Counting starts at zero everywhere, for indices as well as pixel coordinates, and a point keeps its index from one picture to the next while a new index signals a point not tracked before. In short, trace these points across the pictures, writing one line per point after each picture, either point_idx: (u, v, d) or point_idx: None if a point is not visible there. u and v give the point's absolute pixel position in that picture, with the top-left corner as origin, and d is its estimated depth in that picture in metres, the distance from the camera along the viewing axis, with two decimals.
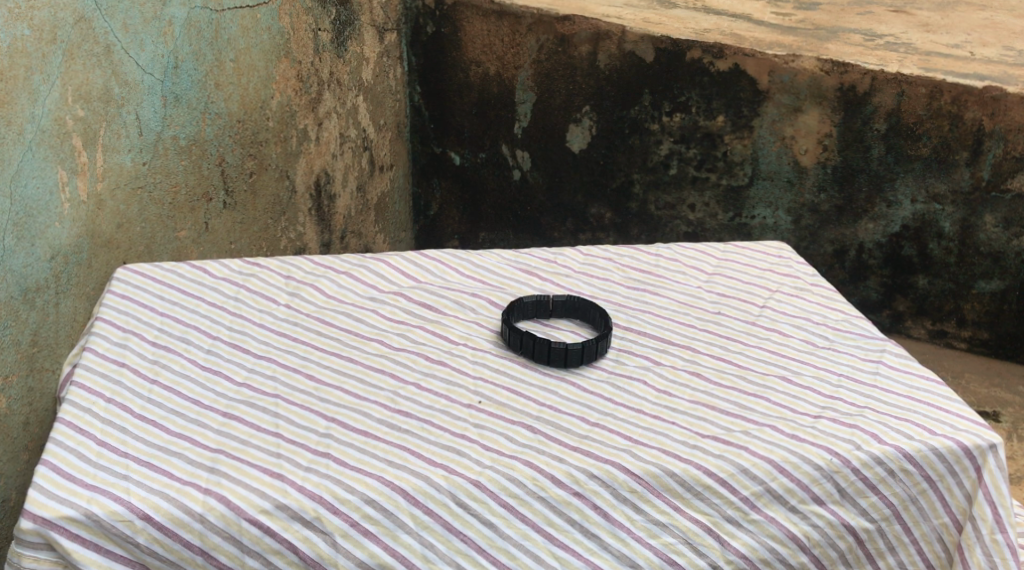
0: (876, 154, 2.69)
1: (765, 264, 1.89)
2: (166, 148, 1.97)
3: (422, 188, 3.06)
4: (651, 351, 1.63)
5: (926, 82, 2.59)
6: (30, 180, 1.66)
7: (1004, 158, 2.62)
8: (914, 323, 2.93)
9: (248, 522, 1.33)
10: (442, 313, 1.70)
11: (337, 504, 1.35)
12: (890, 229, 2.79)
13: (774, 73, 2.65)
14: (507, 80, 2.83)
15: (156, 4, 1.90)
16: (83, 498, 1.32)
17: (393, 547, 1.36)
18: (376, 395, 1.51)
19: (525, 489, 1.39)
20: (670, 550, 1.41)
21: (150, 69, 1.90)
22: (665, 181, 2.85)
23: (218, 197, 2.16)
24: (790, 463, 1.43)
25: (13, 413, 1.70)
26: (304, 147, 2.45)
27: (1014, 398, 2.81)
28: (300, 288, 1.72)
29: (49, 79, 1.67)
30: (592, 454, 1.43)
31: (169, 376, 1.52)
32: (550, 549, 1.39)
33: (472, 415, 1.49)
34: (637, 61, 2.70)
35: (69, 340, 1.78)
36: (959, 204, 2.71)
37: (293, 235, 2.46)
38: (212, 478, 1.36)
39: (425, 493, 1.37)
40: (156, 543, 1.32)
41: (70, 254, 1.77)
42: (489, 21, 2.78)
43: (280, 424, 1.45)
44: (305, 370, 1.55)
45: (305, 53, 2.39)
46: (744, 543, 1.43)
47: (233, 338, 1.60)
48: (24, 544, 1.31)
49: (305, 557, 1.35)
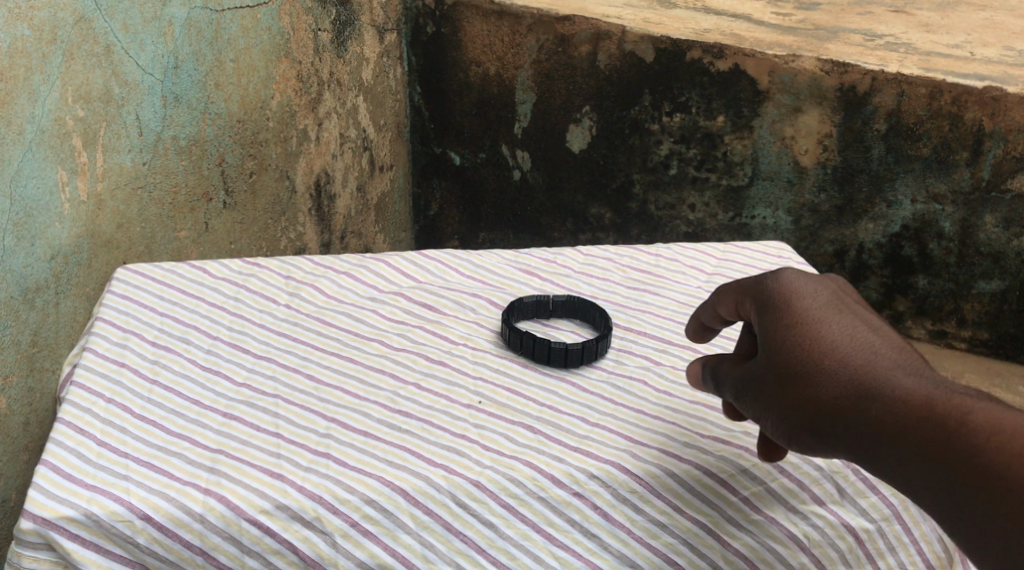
0: (877, 154, 2.68)
1: (765, 264, 1.89)
2: (166, 148, 1.97)
3: (422, 187, 3.06)
4: (652, 351, 1.63)
5: (927, 83, 2.58)
6: (30, 180, 1.66)
7: (1005, 158, 2.62)
8: (914, 324, 2.93)
9: (248, 521, 1.33)
10: (442, 313, 1.70)
11: (337, 504, 1.36)
12: (890, 229, 2.79)
13: (774, 73, 2.64)
14: (507, 80, 2.83)
15: (156, 4, 1.90)
16: (82, 498, 1.33)
17: (393, 547, 1.36)
18: (376, 395, 1.51)
19: (525, 489, 1.40)
20: (670, 550, 1.40)
21: (149, 69, 1.90)
22: (665, 181, 2.85)
23: (218, 197, 2.16)
24: (789, 464, 1.45)
25: (13, 413, 1.70)
26: (304, 147, 2.45)
27: (1014, 398, 2.81)
28: (300, 288, 1.72)
29: (49, 79, 1.67)
30: (592, 454, 1.44)
31: (169, 376, 1.52)
32: (551, 549, 1.38)
33: (472, 415, 1.49)
34: (637, 61, 2.69)
35: (69, 340, 1.78)
36: (959, 204, 2.71)
37: (293, 235, 2.47)
38: (212, 478, 1.36)
39: (425, 493, 1.38)
40: (156, 544, 1.32)
41: (70, 254, 1.77)
42: (489, 21, 2.77)
43: (280, 423, 1.45)
44: (305, 370, 1.55)
45: (305, 53, 2.39)
46: (744, 543, 1.40)
47: (233, 338, 1.60)
48: (23, 544, 1.31)
49: (305, 557, 1.34)
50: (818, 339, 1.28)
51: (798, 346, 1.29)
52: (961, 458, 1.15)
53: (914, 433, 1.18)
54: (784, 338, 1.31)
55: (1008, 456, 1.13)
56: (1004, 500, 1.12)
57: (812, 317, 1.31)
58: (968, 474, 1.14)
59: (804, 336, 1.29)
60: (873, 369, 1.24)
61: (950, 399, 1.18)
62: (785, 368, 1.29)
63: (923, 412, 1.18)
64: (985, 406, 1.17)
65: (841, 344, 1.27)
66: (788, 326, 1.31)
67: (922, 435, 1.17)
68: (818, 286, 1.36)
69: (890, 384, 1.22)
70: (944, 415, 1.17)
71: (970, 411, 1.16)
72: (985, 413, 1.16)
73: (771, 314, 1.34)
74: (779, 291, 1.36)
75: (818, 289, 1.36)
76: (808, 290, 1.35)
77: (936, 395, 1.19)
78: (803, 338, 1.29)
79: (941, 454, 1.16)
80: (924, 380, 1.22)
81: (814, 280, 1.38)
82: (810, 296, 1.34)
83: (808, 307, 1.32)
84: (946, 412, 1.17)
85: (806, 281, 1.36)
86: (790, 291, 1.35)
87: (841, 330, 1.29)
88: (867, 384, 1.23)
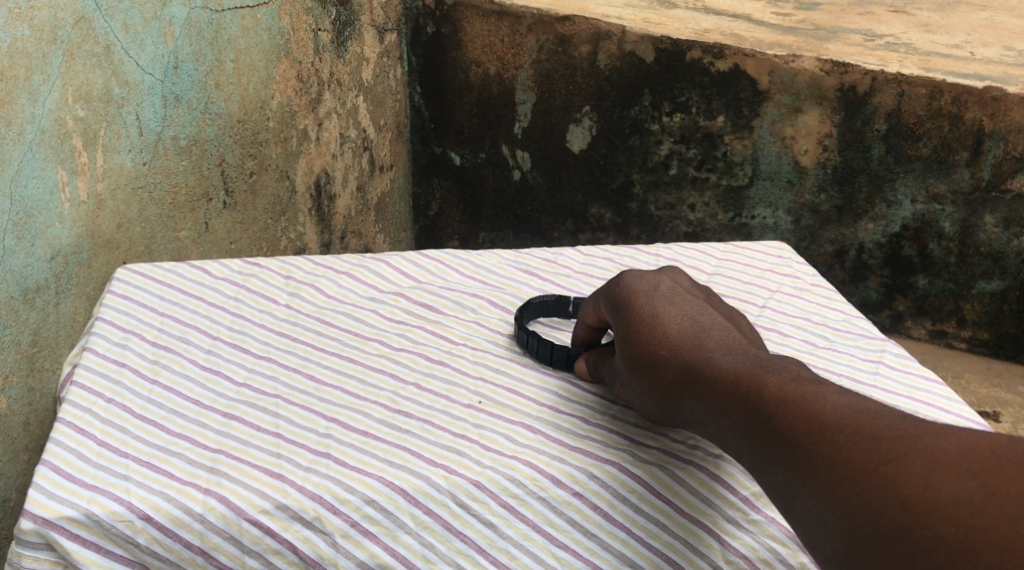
0: (876, 154, 2.68)
1: (765, 264, 1.89)
2: (166, 149, 1.97)
3: (422, 188, 3.06)
4: None
5: (926, 82, 2.57)
6: (30, 180, 1.66)
7: (1004, 158, 2.61)
8: (914, 324, 2.93)
9: (248, 522, 1.34)
10: (442, 313, 1.72)
11: (337, 504, 1.36)
12: (890, 229, 2.79)
13: (774, 73, 2.64)
14: (507, 81, 2.82)
15: (156, 4, 1.90)
16: (83, 498, 1.33)
17: (393, 547, 1.36)
18: (376, 395, 1.53)
19: (525, 489, 1.41)
20: (670, 549, 1.39)
21: (150, 69, 1.90)
22: (665, 181, 2.85)
23: (218, 197, 2.16)
24: None
25: (13, 413, 1.70)
26: (304, 147, 2.45)
27: (1014, 398, 2.81)
28: (300, 288, 1.74)
29: (49, 79, 1.67)
30: (592, 454, 1.46)
31: (169, 376, 1.53)
32: (551, 550, 1.38)
33: (472, 415, 1.51)
34: (637, 61, 2.69)
35: (69, 340, 1.78)
36: (959, 204, 2.71)
37: (293, 235, 2.46)
38: (212, 478, 1.37)
39: (425, 493, 1.38)
40: (156, 544, 1.32)
41: (70, 254, 1.77)
42: (489, 21, 2.77)
43: (280, 423, 1.46)
44: (305, 370, 1.56)
45: (305, 53, 2.39)
46: (744, 543, 1.40)
47: (233, 338, 1.61)
48: (23, 544, 1.31)
49: (305, 557, 1.34)
50: (653, 330, 1.39)
51: (638, 337, 1.39)
52: (757, 427, 1.20)
53: (722, 408, 1.25)
54: (628, 332, 1.42)
55: (794, 422, 1.17)
56: (789, 464, 1.16)
57: (652, 311, 1.41)
58: (764, 441, 1.19)
59: (640, 331, 1.40)
60: (696, 353, 1.32)
61: (757, 374, 1.24)
62: (632, 357, 1.40)
63: (730, 387, 1.25)
64: (786, 380, 1.22)
65: (672, 333, 1.37)
66: (631, 322, 1.42)
67: (728, 406, 1.24)
68: (666, 287, 1.46)
69: (705, 363, 1.30)
70: (746, 389, 1.23)
71: (769, 382, 1.22)
72: (783, 385, 1.21)
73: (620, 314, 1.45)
74: (627, 290, 1.47)
75: (667, 289, 1.46)
76: (655, 290, 1.45)
77: (745, 371, 1.25)
78: (640, 332, 1.40)
79: (741, 424, 1.22)
80: (740, 359, 1.29)
81: (657, 280, 1.48)
82: (655, 294, 1.44)
83: (650, 304, 1.43)
84: (745, 386, 1.23)
85: (655, 282, 1.47)
86: (634, 289, 1.46)
87: (675, 321, 1.38)
88: (688, 365, 1.31)
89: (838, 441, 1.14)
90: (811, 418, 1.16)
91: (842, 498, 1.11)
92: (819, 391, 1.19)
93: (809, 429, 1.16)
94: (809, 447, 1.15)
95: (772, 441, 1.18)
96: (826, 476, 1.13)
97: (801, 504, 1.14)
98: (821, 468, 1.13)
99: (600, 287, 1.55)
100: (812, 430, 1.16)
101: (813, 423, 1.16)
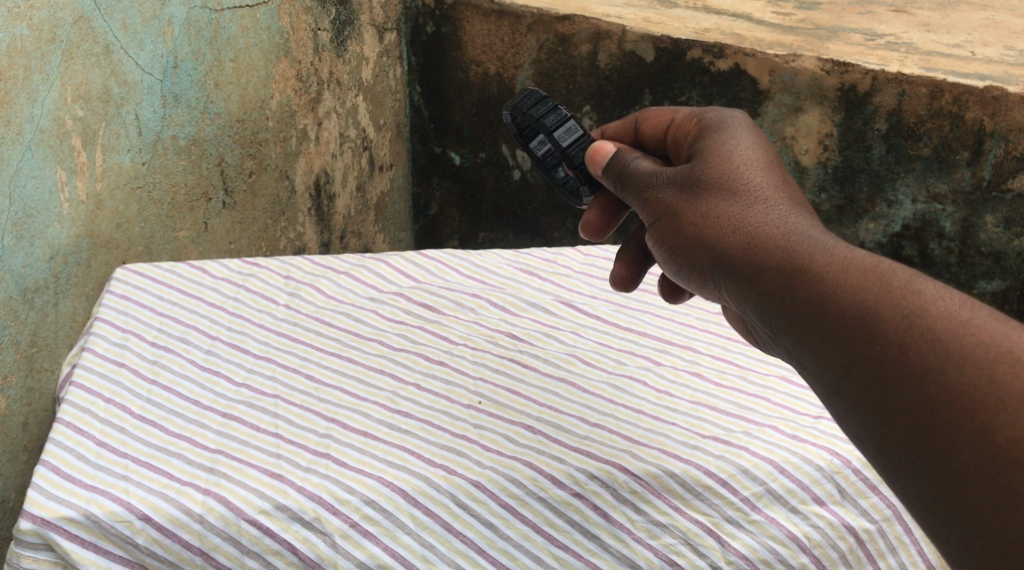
0: (877, 154, 2.66)
1: None
2: (166, 148, 1.96)
3: (422, 187, 3.07)
4: (652, 351, 1.69)
5: (926, 82, 2.55)
6: (29, 180, 1.66)
7: (1005, 158, 2.56)
8: None
9: (247, 522, 1.35)
10: (442, 313, 1.72)
11: (337, 505, 1.38)
12: (891, 229, 2.75)
13: (774, 73, 2.62)
14: (507, 80, 2.81)
15: (156, 3, 1.89)
16: (82, 498, 1.35)
17: (392, 547, 1.38)
18: (376, 395, 1.54)
19: (525, 489, 1.43)
20: (671, 550, 1.42)
21: (150, 69, 1.89)
22: None
23: (218, 197, 2.15)
24: (790, 463, 1.48)
25: (13, 413, 1.69)
26: (304, 147, 2.44)
27: None
28: (300, 289, 1.74)
29: (49, 78, 1.67)
30: (592, 454, 1.47)
31: (169, 376, 1.53)
32: (551, 550, 1.41)
33: (472, 415, 1.52)
34: (637, 61, 2.68)
35: (68, 340, 1.78)
36: (959, 204, 2.66)
37: (293, 235, 2.46)
38: (212, 478, 1.39)
39: (424, 493, 1.40)
40: (156, 544, 1.34)
41: (70, 254, 1.77)
42: (489, 21, 2.75)
43: (280, 424, 1.48)
44: (305, 370, 1.57)
45: (305, 53, 2.38)
46: (744, 543, 1.43)
47: (233, 339, 1.62)
48: (23, 545, 1.33)
49: (305, 558, 1.36)
50: (759, 214, 1.30)
51: (742, 224, 1.31)
52: (897, 323, 1.13)
53: (851, 299, 1.17)
54: (723, 210, 1.33)
55: (951, 337, 1.10)
56: (939, 385, 1.09)
57: (756, 191, 1.33)
58: (910, 350, 1.11)
59: (741, 212, 1.31)
60: (821, 247, 1.23)
61: (913, 283, 1.16)
62: (730, 227, 1.31)
63: (876, 291, 1.16)
64: (947, 296, 1.14)
65: (786, 219, 1.29)
66: (739, 205, 1.32)
67: (855, 303, 1.17)
68: (765, 157, 1.37)
69: (835, 259, 1.21)
70: (899, 298, 1.14)
71: (915, 294, 1.14)
72: (945, 302, 1.13)
73: (725, 196, 1.34)
74: (726, 156, 1.38)
75: (767, 162, 1.37)
76: (753, 162, 1.37)
77: (894, 277, 1.17)
78: (741, 213, 1.31)
79: (869, 320, 1.15)
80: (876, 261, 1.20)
81: (775, 168, 1.37)
82: (756, 168, 1.36)
83: (765, 196, 1.32)
84: (888, 292, 1.15)
85: (754, 149, 1.38)
86: (747, 175, 1.35)
87: (796, 223, 1.28)
88: (808, 254, 1.23)
89: (995, 381, 1.07)
90: (987, 348, 1.08)
91: (972, 438, 1.06)
92: (992, 318, 1.11)
93: (986, 360, 1.08)
94: (958, 372, 1.08)
95: (927, 360, 1.10)
96: (971, 403, 1.07)
97: (941, 423, 1.08)
98: (996, 405, 1.06)
99: (670, 121, 1.54)
100: (990, 362, 1.08)
101: (973, 348, 1.09)
